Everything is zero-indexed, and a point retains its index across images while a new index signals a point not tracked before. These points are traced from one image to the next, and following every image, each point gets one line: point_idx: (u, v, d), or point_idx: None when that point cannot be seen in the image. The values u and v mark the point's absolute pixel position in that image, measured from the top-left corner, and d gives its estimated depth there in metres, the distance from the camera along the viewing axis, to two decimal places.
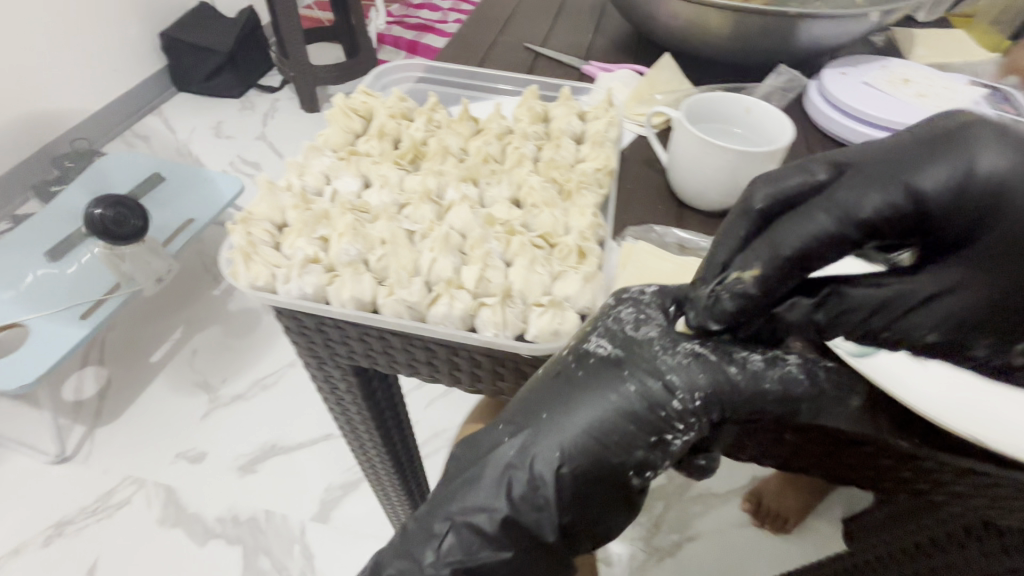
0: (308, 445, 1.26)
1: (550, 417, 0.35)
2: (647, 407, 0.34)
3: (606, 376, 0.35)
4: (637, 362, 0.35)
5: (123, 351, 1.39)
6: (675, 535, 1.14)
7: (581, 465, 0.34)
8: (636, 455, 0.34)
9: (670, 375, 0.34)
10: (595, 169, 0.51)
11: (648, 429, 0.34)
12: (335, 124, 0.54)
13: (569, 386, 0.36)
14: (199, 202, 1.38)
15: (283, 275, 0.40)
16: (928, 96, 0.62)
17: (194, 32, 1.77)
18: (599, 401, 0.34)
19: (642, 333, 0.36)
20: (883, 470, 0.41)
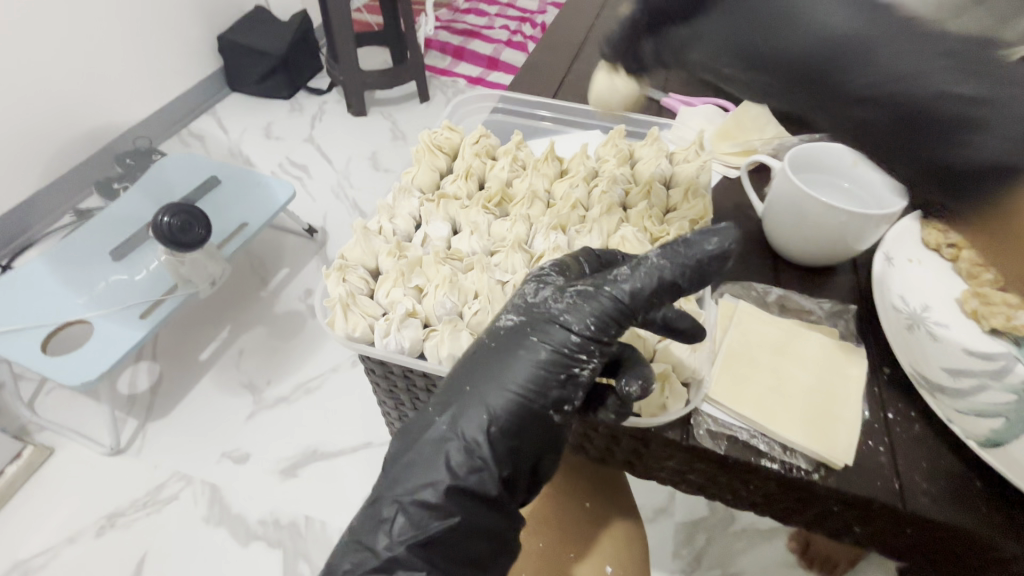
0: (348, 452, 1.27)
1: (474, 388, 0.37)
2: (556, 352, 0.37)
3: (515, 340, 0.38)
4: (540, 321, 0.38)
5: (174, 348, 1.42)
6: (716, 569, 1.10)
7: (505, 418, 0.37)
8: (552, 396, 0.37)
9: (564, 317, 0.38)
10: (690, 221, 0.50)
11: (561, 369, 0.37)
12: (421, 161, 0.54)
13: (486, 356, 0.38)
14: (253, 206, 1.41)
15: (381, 328, 0.40)
16: None
17: (250, 36, 1.81)
18: (511, 361, 0.37)
19: (540, 297, 0.39)
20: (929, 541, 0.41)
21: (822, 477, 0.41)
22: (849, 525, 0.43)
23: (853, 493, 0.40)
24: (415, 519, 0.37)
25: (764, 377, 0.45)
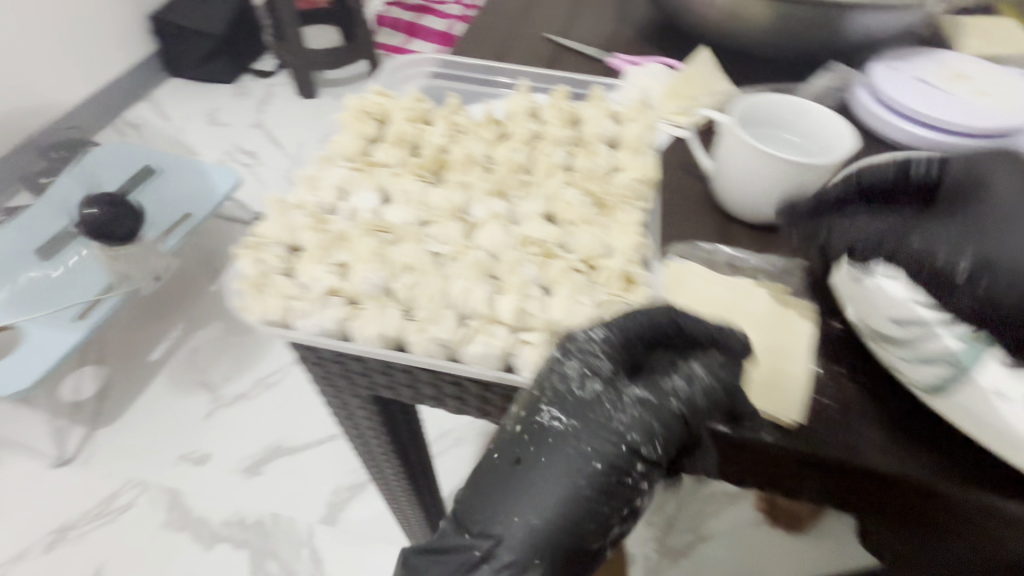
0: (313, 446, 1.22)
1: (515, 501, 0.33)
2: (604, 462, 0.32)
3: (558, 447, 0.33)
4: (587, 427, 0.32)
5: (122, 351, 1.33)
6: (688, 534, 1.12)
7: (551, 541, 0.32)
8: (606, 517, 0.33)
9: (619, 429, 0.32)
10: (635, 180, 0.47)
11: (609, 485, 0.32)
12: (348, 129, 0.50)
13: (526, 467, 0.33)
14: (195, 195, 1.31)
15: (299, 309, 0.36)
16: (990, 93, 0.57)
17: (185, 16, 1.67)
18: (559, 476, 0.32)
19: (587, 392, 0.33)
20: (892, 501, 0.39)
21: (775, 438, 0.38)
22: (806, 485, 0.40)
23: (810, 450, 0.37)
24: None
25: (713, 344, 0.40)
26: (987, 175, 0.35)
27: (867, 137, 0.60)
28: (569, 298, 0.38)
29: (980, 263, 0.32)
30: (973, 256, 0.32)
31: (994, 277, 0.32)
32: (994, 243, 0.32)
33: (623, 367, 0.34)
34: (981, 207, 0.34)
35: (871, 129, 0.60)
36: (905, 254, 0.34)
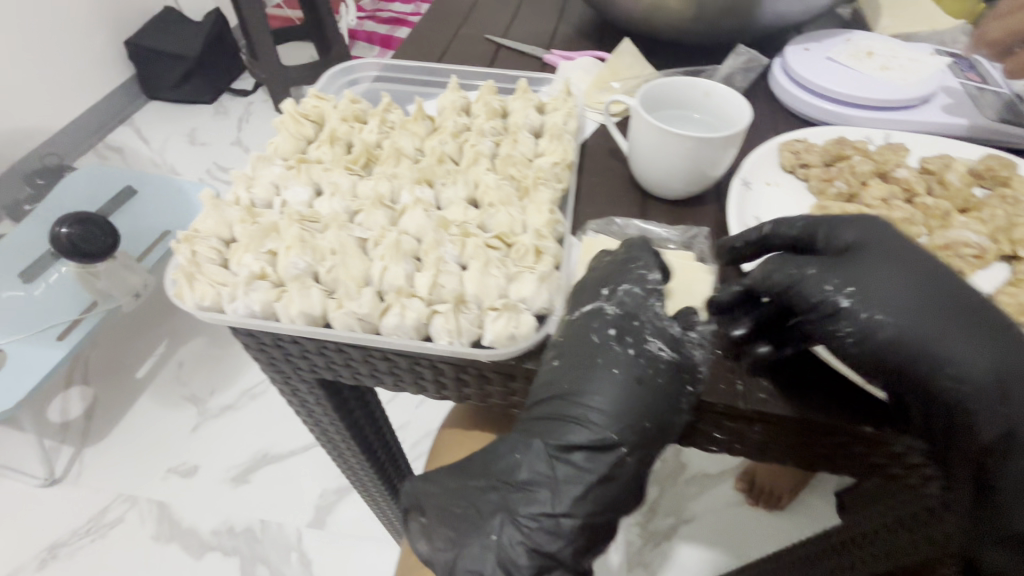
0: (300, 451, 1.09)
1: (589, 398, 0.37)
2: (658, 382, 0.37)
3: (614, 351, 0.38)
4: (631, 362, 0.38)
5: (108, 369, 1.18)
6: (672, 519, 0.99)
7: (632, 431, 0.37)
8: (682, 409, 0.38)
9: (677, 334, 0.39)
10: (552, 164, 0.50)
11: (669, 398, 0.37)
12: (284, 131, 0.53)
13: (595, 370, 0.38)
14: (174, 212, 1.26)
15: (228, 293, 0.39)
16: (892, 68, 0.61)
17: (158, 37, 1.60)
18: (626, 375, 0.37)
19: (647, 308, 0.40)
20: (797, 441, 0.40)
21: None
22: (711, 432, 0.42)
23: (709, 399, 0.39)
24: (554, 538, 0.36)
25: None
26: (845, 233, 0.41)
27: (784, 116, 0.63)
28: (480, 270, 0.41)
29: (860, 304, 0.37)
30: (858, 298, 0.38)
31: (874, 317, 0.37)
32: (870, 284, 0.38)
33: (646, 310, 0.39)
34: (856, 254, 0.39)
35: (786, 107, 0.64)
36: (806, 296, 0.38)
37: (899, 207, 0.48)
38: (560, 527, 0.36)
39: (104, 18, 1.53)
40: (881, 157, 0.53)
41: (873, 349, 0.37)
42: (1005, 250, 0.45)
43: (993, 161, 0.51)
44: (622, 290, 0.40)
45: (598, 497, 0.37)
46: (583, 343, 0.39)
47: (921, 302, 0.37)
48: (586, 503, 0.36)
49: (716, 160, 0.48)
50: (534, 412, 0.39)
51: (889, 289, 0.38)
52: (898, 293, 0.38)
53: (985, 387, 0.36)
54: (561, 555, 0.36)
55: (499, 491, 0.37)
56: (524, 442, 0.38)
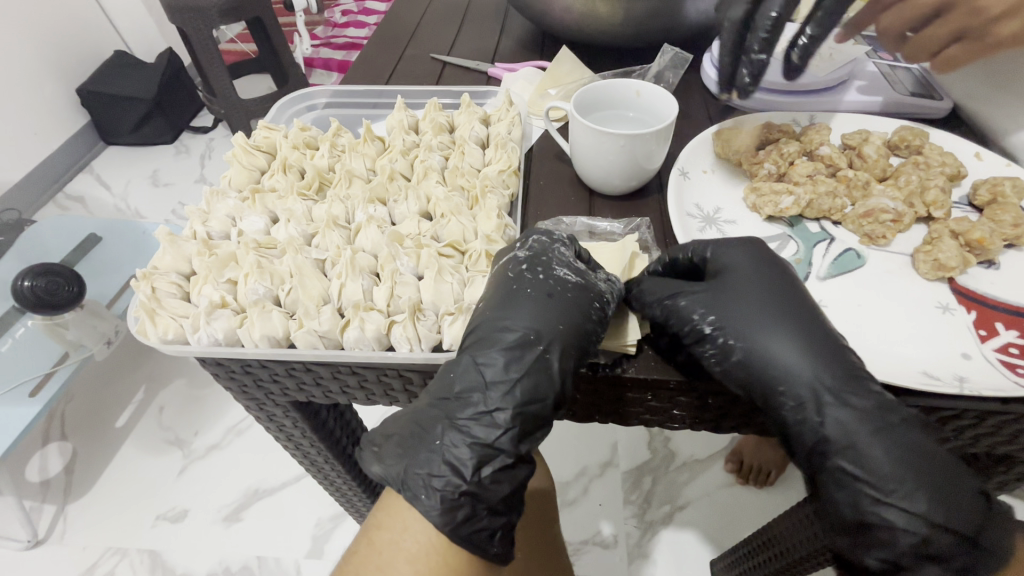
0: (292, 482, 1.06)
1: (512, 321, 0.40)
2: (567, 293, 0.41)
3: (531, 279, 0.42)
4: (540, 283, 0.41)
5: (88, 419, 1.16)
6: (665, 505, 0.96)
7: (553, 338, 0.39)
8: (599, 317, 0.40)
9: (580, 266, 0.43)
10: (499, 172, 0.53)
11: (581, 308, 0.40)
12: (236, 164, 0.55)
13: (513, 296, 0.41)
14: (141, 254, 1.23)
15: (190, 324, 0.41)
16: (809, 56, 0.65)
17: (110, 82, 1.58)
18: (541, 299, 0.41)
19: (555, 249, 0.44)
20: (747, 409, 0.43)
21: (627, 368, 0.42)
22: (669, 410, 0.44)
23: (650, 377, 0.41)
24: (492, 429, 0.38)
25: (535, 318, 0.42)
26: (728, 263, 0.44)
27: (716, 106, 0.67)
28: (434, 279, 0.44)
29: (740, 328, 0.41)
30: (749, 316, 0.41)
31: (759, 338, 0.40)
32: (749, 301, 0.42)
33: (551, 248, 0.44)
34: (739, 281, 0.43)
35: (719, 99, 0.67)
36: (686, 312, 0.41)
37: (823, 181, 0.52)
38: (496, 421, 0.38)
39: (52, 68, 1.51)
40: (807, 137, 0.57)
41: (766, 364, 0.39)
42: (921, 212, 0.49)
43: (905, 132, 0.55)
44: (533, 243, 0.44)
45: (527, 389, 0.38)
46: (501, 281, 0.43)
47: (797, 331, 0.40)
48: (515, 395, 0.38)
49: (650, 153, 0.50)
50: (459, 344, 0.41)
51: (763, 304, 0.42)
52: (769, 312, 0.41)
53: (840, 403, 0.38)
54: (500, 443, 0.38)
55: (440, 405, 0.39)
56: (454, 360, 0.40)
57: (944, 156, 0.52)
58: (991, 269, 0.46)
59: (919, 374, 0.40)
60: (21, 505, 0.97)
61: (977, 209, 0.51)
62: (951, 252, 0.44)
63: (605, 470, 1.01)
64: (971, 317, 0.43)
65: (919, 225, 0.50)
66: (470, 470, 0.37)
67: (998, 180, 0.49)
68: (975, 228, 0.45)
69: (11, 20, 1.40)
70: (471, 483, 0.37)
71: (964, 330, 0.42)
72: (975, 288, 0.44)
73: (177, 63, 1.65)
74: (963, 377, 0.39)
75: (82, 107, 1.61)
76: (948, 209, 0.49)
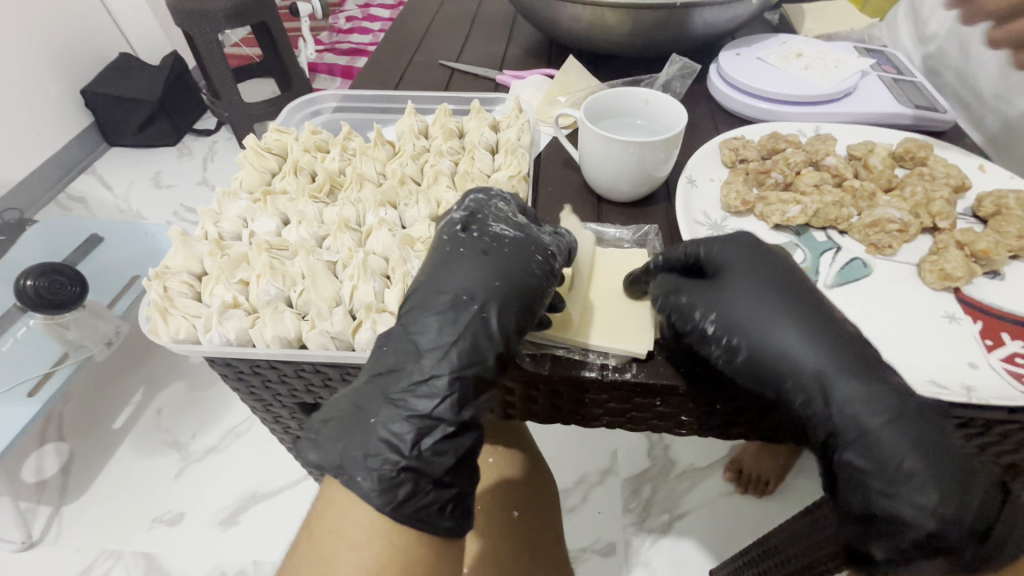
0: (291, 487, 1.06)
1: (447, 285, 0.41)
2: (502, 250, 0.42)
3: (466, 239, 0.43)
4: (473, 242, 0.43)
5: (85, 419, 1.15)
6: (665, 514, 0.96)
7: (487, 295, 0.40)
8: (534, 274, 0.42)
9: (515, 225, 0.45)
10: (508, 177, 0.53)
11: (514, 263, 0.42)
12: (248, 165, 0.55)
13: (450, 258, 0.42)
14: (142, 256, 1.23)
15: (202, 324, 0.41)
16: (816, 67, 0.66)
17: (115, 83, 1.59)
18: (476, 260, 0.42)
19: (491, 208, 0.46)
20: (755, 416, 0.43)
21: (633, 373, 0.42)
22: (677, 416, 0.45)
23: (658, 382, 0.42)
24: (430, 399, 0.38)
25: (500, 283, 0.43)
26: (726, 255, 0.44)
27: (723, 116, 0.68)
28: None
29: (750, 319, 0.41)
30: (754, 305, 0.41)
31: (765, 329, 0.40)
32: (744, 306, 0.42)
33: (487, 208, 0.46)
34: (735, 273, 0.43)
35: (727, 108, 0.68)
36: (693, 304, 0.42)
37: (830, 191, 0.52)
38: (433, 389, 0.38)
39: (57, 70, 1.52)
40: (812, 148, 0.57)
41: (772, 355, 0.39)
42: (926, 222, 0.50)
43: (910, 144, 0.56)
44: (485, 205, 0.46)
45: (463, 350, 0.39)
46: (439, 246, 0.44)
47: (798, 317, 0.40)
48: (451, 359, 0.39)
49: (659, 161, 0.51)
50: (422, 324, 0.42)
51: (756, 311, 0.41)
52: (772, 302, 0.41)
53: (830, 388, 0.38)
54: (439, 413, 0.38)
55: (375, 381, 0.39)
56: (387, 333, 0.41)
57: (949, 168, 0.53)
58: (996, 280, 0.46)
59: (928, 384, 0.40)
60: (16, 506, 0.96)
61: (981, 220, 0.51)
62: (957, 263, 0.45)
63: (605, 478, 1.01)
64: (978, 327, 0.43)
65: (924, 235, 0.50)
66: (408, 444, 0.37)
67: (1002, 193, 0.50)
68: (980, 239, 0.46)
69: (17, 21, 1.41)
70: (413, 458, 0.37)
71: (971, 341, 0.42)
72: (981, 299, 0.45)
73: (182, 66, 1.65)
74: (971, 387, 0.40)
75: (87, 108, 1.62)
76: (953, 219, 0.49)
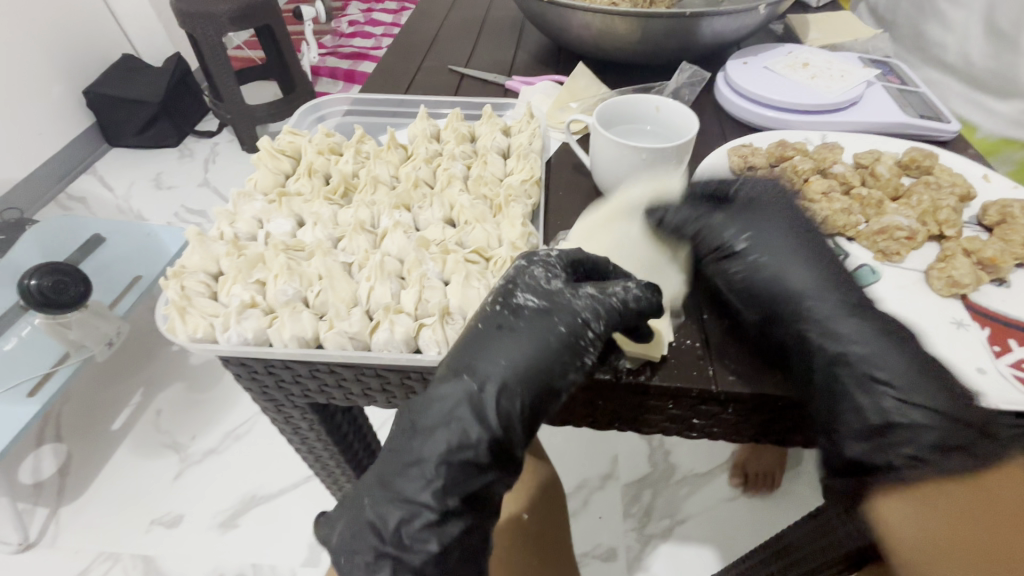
0: (290, 489, 1.05)
1: (467, 363, 0.40)
2: (533, 331, 0.41)
3: (498, 313, 0.41)
4: (496, 318, 0.41)
5: (84, 421, 1.14)
6: (665, 519, 0.96)
7: (510, 383, 0.39)
8: (559, 359, 0.40)
9: (553, 292, 0.42)
10: (521, 181, 0.54)
11: (542, 348, 0.40)
12: (262, 167, 0.56)
13: (477, 333, 0.41)
14: (143, 257, 1.22)
15: (221, 323, 0.42)
16: (822, 77, 0.67)
17: (119, 84, 1.59)
18: (499, 338, 0.40)
19: (550, 282, 0.42)
20: (768, 420, 0.44)
21: (646, 376, 0.42)
22: (689, 419, 0.45)
23: (672, 385, 0.42)
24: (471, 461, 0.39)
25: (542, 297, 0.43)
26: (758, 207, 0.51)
27: (730, 124, 0.69)
28: (462, 284, 0.44)
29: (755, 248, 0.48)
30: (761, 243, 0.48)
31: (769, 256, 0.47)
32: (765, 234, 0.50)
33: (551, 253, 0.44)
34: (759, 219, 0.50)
35: (733, 116, 0.69)
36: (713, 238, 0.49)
37: (838, 198, 0.53)
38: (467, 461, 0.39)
39: (60, 70, 1.52)
40: (820, 156, 0.58)
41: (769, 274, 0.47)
42: (934, 229, 0.51)
43: (916, 153, 0.57)
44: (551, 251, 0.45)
45: (456, 437, 0.38)
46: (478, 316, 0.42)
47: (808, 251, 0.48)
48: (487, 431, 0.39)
49: (670, 167, 0.52)
50: None
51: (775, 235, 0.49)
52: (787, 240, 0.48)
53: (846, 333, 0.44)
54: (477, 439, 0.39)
55: (416, 430, 0.39)
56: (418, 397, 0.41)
57: (954, 177, 0.54)
58: (1002, 287, 0.47)
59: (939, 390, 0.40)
60: (14, 507, 0.96)
61: (986, 228, 0.52)
62: (965, 270, 0.46)
63: (606, 482, 1.01)
64: (986, 333, 0.43)
65: (931, 242, 0.51)
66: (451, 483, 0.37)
67: (1007, 203, 0.51)
68: (986, 247, 0.47)
69: (21, 22, 1.41)
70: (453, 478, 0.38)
71: (979, 346, 0.43)
72: (989, 306, 0.45)
73: (185, 68, 1.66)
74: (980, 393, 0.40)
75: (89, 109, 1.62)
76: (959, 228, 0.50)
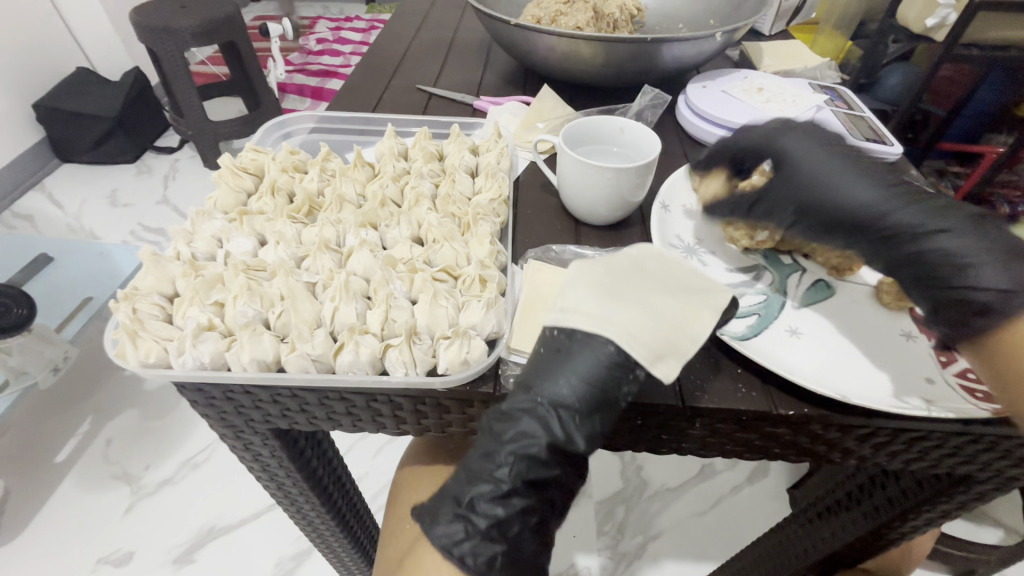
0: (250, 519, 1.00)
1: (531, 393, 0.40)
2: (583, 367, 0.40)
3: (554, 352, 0.41)
4: (553, 357, 0.41)
5: (23, 454, 1.07)
6: (638, 536, 0.96)
7: (576, 408, 0.39)
8: (618, 383, 0.39)
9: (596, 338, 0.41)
10: (489, 200, 0.54)
11: (597, 377, 0.40)
12: (223, 184, 0.54)
13: (540, 365, 0.41)
14: (94, 277, 1.15)
15: (175, 348, 0.40)
16: (775, 101, 0.70)
17: (71, 98, 1.53)
18: (559, 373, 0.40)
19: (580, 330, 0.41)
20: (737, 435, 0.44)
21: None
22: (659, 434, 0.45)
23: (641, 401, 0.42)
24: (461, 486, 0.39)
25: (634, 288, 0.42)
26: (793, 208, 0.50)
27: (691, 144, 0.71)
28: (429, 303, 0.44)
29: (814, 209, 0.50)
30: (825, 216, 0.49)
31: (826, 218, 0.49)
32: (806, 205, 0.50)
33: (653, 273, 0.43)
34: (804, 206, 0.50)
35: (694, 137, 0.71)
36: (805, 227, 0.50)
37: None
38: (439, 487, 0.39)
39: (7, 83, 1.45)
40: None
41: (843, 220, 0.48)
42: None
43: None
44: (629, 249, 0.45)
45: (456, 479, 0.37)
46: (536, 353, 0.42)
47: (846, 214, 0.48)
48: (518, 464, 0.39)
49: (634, 187, 0.53)
50: (440, 364, 0.41)
51: (821, 214, 0.49)
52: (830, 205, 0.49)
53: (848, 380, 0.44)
54: None
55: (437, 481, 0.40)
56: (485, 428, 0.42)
57: None
58: None
59: (892, 400, 0.41)
60: None
61: None
62: None
63: (579, 501, 1.01)
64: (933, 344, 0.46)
65: None
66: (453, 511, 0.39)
67: None
68: None
69: None
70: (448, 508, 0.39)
71: (927, 356, 0.45)
72: None
73: (144, 82, 1.61)
74: (932, 399, 0.41)
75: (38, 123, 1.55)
76: None
